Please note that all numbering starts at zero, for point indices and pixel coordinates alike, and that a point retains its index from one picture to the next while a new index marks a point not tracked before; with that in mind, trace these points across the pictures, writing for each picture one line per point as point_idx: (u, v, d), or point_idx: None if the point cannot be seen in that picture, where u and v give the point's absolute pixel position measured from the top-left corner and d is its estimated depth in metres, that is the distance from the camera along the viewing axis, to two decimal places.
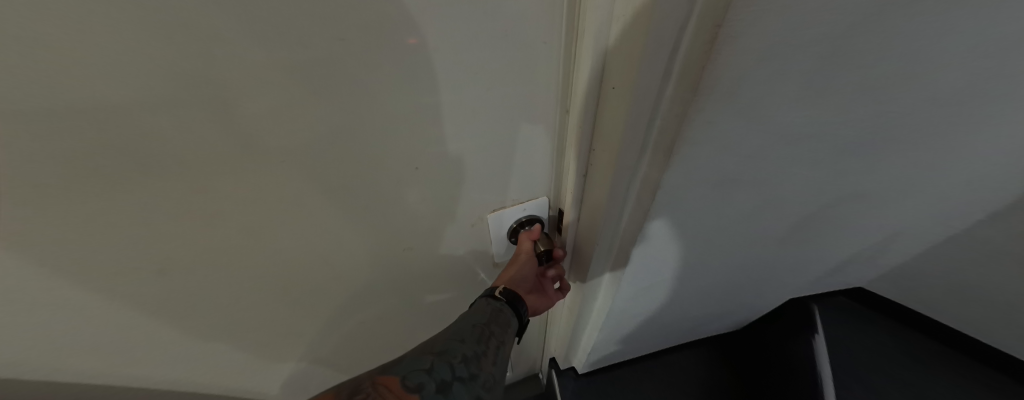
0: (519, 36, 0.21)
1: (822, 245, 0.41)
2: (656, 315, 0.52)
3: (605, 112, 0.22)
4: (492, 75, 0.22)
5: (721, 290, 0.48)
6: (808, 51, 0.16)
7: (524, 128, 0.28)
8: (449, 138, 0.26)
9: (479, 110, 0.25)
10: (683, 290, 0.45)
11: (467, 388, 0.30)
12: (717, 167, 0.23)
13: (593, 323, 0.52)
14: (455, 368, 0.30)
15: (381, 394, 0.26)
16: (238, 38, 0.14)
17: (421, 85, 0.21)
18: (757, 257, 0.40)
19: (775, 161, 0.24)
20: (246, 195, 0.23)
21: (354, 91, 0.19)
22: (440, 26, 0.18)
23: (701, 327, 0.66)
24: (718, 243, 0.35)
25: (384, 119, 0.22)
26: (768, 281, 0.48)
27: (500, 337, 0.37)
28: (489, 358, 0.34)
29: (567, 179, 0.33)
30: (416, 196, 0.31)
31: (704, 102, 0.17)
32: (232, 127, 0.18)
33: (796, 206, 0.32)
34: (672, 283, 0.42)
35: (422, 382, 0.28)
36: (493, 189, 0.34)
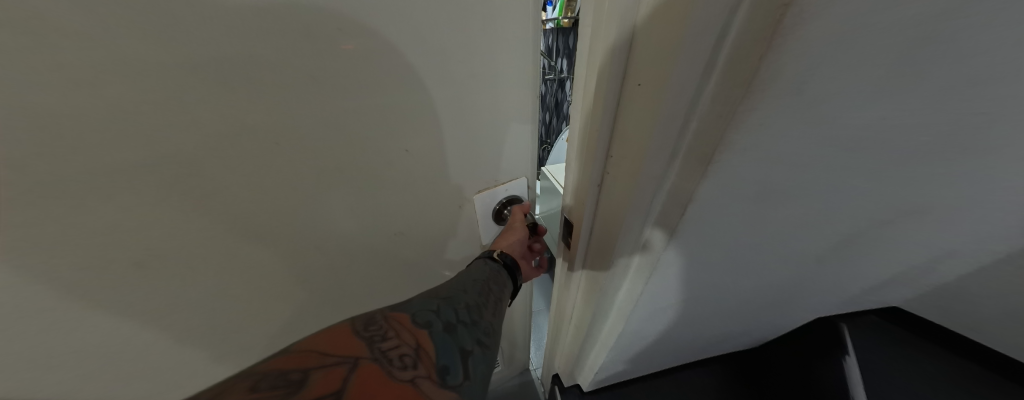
0: (484, 38, 0.26)
1: (861, 260, 0.37)
2: (671, 333, 0.49)
3: (626, 118, 0.19)
4: (466, 72, 0.28)
5: (744, 308, 0.44)
6: (910, 37, 0.11)
7: (499, 116, 0.34)
8: (437, 128, 0.31)
9: (460, 103, 0.30)
10: (703, 309, 0.41)
11: (470, 333, 0.33)
12: (761, 178, 0.19)
13: (602, 341, 0.48)
14: (458, 313, 0.34)
15: (395, 326, 0.28)
16: (264, 28, 0.19)
17: (407, 80, 0.26)
18: (788, 274, 0.37)
19: (827, 172, 0.21)
20: (255, 173, 0.26)
21: (350, 82, 0.24)
22: (415, 35, 0.24)
23: (719, 344, 0.62)
24: (747, 261, 0.31)
25: (374, 106, 0.27)
26: (797, 298, 0.44)
27: (496, 294, 0.42)
28: (488, 312, 0.38)
29: (572, 195, 0.30)
30: (407, 177, 0.34)
31: (756, 103, 0.13)
32: (255, 105, 0.23)
33: (838, 221, 0.28)
34: (691, 302, 0.38)
35: (431, 320, 0.31)
36: (482, 173, 0.39)
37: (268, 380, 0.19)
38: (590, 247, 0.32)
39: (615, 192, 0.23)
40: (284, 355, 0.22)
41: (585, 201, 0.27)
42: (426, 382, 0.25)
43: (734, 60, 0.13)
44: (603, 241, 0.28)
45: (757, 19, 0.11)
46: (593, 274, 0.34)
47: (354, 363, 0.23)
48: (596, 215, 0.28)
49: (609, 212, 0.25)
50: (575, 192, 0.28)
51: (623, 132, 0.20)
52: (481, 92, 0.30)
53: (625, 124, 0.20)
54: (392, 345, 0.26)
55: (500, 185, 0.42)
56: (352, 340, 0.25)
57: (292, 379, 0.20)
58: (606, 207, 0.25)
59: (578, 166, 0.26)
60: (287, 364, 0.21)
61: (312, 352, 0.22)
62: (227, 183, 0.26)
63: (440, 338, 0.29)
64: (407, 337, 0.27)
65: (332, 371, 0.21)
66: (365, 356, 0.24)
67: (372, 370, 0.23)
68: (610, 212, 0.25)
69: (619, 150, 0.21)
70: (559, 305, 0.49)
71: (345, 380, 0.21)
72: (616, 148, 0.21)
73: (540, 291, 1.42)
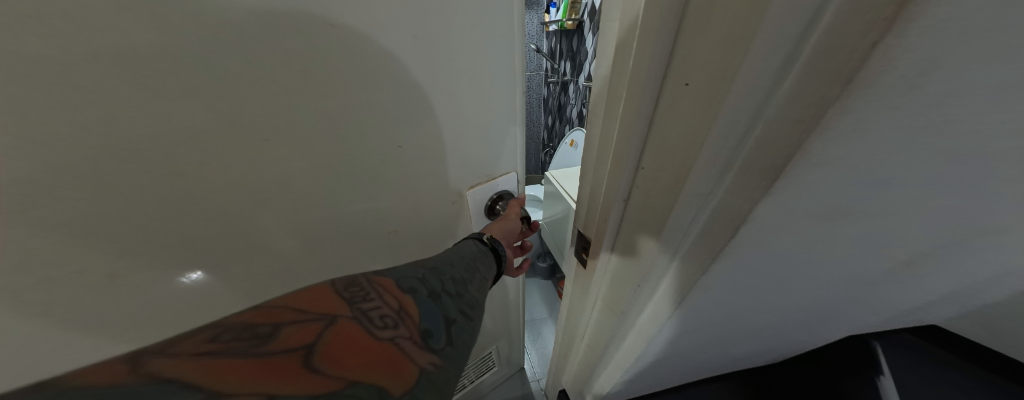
0: (466, 37, 0.29)
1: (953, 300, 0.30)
2: (689, 352, 0.45)
3: (666, 131, 0.17)
4: (451, 67, 0.30)
5: (778, 331, 0.39)
6: None
7: (484, 109, 0.36)
8: (429, 124, 0.33)
9: (448, 96, 0.32)
10: (729, 329, 0.37)
11: (455, 303, 0.33)
12: (839, 197, 0.15)
13: (615, 362, 0.44)
14: (444, 283, 0.34)
15: (376, 288, 0.29)
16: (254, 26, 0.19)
17: (398, 75, 0.27)
18: (839, 299, 0.32)
19: (948, 199, 0.15)
20: (252, 175, 0.25)
21: (348, 80, 0.25)
22: (405, 32, 0.25)
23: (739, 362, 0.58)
24: (796, 286, 0.27)
25: (367, 103, 0.27)
26: (838, 320, 0.39)
27: (485, 273, 0.41)
28: (476, 285, 0.38)
29: (592, 211, 0.27)
30: (403, 173, 0.35)
31: (854, 113, 0.10)
32: (246, 107, 0.22)
33: (939, 253, 0.22)
34: (717, 322, 0.34)
35: (413, 286, 0.31)
36: (473, 169, 0.42)
37: (237, 331, 0.19)
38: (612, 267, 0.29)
39: (648, 212, 0.20)
40: (259, 310, 0.22)
41: (609, 220, 0.24)
42: (406, 343, 0.26)
43: (821, 68, 0.10)
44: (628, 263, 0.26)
45: (859, 17, 0.09)
46: (616, 297, 0.31)
47: (331, 321, 0.23)
48: (621, 235, 0.25)
49: (637, 234, 0.23)
50: (597, 209, 0.25)
51: (660, 147, 0.17)
52: (471, 87, 0.33)
53: (664, 138, 0.17)
54: (373, 308, 0.26)
55: (491, 179, 0.45)
56: (331, 300, 0.25)
57: (263, 331, 0.20)
58: (633, 228, 0.23)
59: (601, 181, 0.23)
60: (262, 317, 0.21)
61: (288, 308, 0.23)
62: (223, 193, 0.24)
63: (423, 304, 0.30)
64: (387, 300, 0.28)
65: (307, 326, 0.22)
66: (343, 315, 0.24)
67: (349, 328, 0.23)
68: (640, 234, 0.22)
69: (655, 166, 0.18)
70: (572, 321, 0.46)
71: (320, 335, 0.22)
72: (650, 165, 0.19)
73: (541, 296, 1.40)
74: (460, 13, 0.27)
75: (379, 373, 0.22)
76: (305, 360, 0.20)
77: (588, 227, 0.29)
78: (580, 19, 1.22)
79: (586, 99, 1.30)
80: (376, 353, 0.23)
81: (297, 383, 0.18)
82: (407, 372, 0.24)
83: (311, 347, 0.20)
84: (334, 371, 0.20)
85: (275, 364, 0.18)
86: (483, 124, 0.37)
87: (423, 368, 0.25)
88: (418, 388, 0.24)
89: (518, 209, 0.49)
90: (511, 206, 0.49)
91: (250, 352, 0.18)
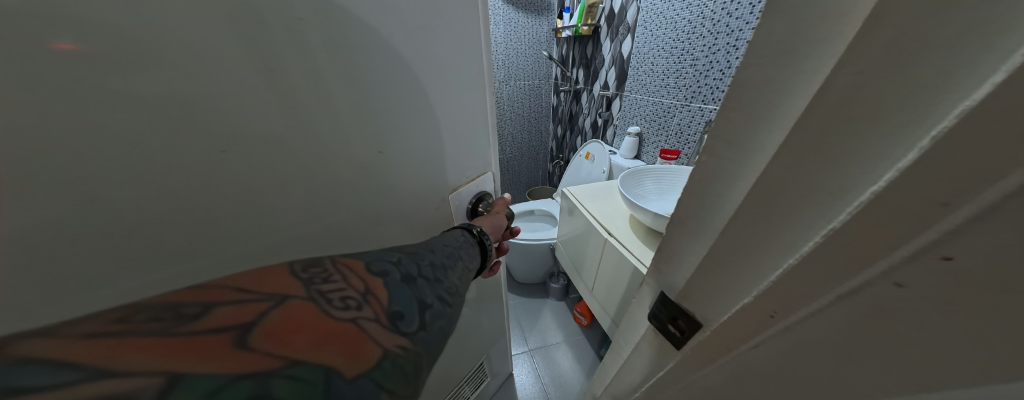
0: (453, 29, 0.29)
1: None
2: None
3: (1001, 187, 0.10)
4: (442, 62, 0.29)
5: None
6: None
7: (470, 103, 0.35)
8: (419, 123, 0.30)
9: (438, 91, 0.30)
10: None
11: (433, 286, 0.28)
12: None
13: None
14: (423, 267, 0.29)
15: (342, 269, 0.24)
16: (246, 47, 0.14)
17: (390, 63, 0.24)
18: None
19: None
20: (203, 193, 0.19)
21: (339, 73, 0.22)
22: (395, 20, 0.23)
23: None
24: None
25: (354, 103, 0.24)
26: None
27: (469, 264, 0.35)
28: (457, 272, 0.33)
29: (734, 272, 0.21)
30: (394, 182, 0.30)
31: None
32: (208, 119, 0.17)
33: None
34: None
35: (387, 270, 0.26)
36: (463, 169, 0.39)
37: (151, 311, 0.14)
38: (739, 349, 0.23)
39: None
40: (191, 290, 0.17)
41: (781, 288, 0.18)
42: (370, 324, 0.21)
43: None
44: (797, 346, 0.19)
45: None
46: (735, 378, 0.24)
47: (281, 301, 0.19)
48: (793, 321, 0.18)
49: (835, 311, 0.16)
50: (753, 272, 0.19)
51: None
52: (459, 81, 0.32)
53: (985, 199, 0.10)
54: (335, 288, 0.22)
55: (473, 180, 0.42)
56: (284, 281, 0.20)
57: (184, 312, 0.15)
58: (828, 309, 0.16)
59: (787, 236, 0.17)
60: (190, 298, 0.16)
61: (226, 286, 0.18)
62: (219, 216, 0.20)
63: (396, 286, 0.25)
64: (353, 281, 0.23)
65: (248, 306, 0.17)
66: (297, 295, 0.19)
67: (301, 309, 0.19)
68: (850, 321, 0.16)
69: (946, 248, 0.12)
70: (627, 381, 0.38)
71: (263, 315, 0.17)
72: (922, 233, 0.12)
73: (553, 319, 1.27)
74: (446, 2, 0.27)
75: (332, 352, 0.18)
76: (236, 342, 0.15)
77: (708, 290, 0.23)
78: (596, 24, 1.17)
79: (603, 107, 1.23)
80: (331, 333, 0.19)
81: (216, 365, 0.14)
82: (367, 353, 0.19)
83: (247, 327, 0.16)
84: (272, 350, 0.16)
85: (192, 346, 0.14)
86: (469, 121, 0.36)
87: (389, 351, 0.21)
88: (381, 372, 0.19)
89: (505, 209, 0.46)
90: (497, 206, 0.46)
91: (160, 333, 0.13)
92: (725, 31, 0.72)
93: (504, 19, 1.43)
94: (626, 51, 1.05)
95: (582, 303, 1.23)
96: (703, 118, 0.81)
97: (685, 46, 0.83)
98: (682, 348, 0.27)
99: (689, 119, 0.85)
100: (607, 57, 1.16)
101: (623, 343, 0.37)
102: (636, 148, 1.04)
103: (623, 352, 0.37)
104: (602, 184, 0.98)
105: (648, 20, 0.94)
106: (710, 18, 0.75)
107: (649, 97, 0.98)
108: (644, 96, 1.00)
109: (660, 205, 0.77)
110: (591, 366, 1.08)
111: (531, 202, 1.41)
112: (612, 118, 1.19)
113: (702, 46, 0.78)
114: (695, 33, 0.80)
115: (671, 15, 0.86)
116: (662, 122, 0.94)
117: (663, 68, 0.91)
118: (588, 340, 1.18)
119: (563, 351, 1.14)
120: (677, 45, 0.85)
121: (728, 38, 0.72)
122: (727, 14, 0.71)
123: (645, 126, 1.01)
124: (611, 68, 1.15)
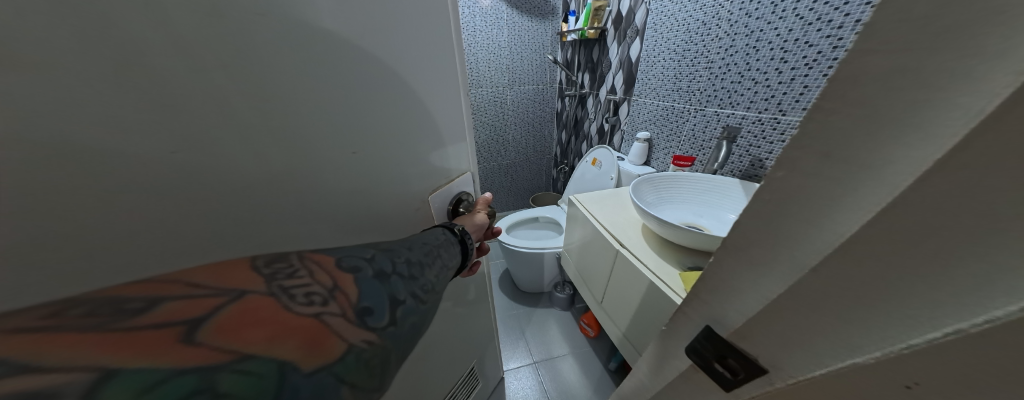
0: (436, 28, 0.29)
1: None
2: None
3: None
4: (424, 58, 0.28)
5: None
6: None
7: (449, 101, 0.34)
8: (401, 119, 0.28)
9: (420, 88, 0.29)
10: None
11: (408, 283, 0.27)
12: None
13: None
14: (399, 263, 0.28)
15: (308, 264, 0.22)
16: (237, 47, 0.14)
17: (377, 57, 0.24)
18: None
19: None
20: (177, 200, 0.17)
21: (323, 69, 0.21)
22: (380, 14, 0.23)
23: None
24: None
25: (335, 96, 0.22)
26: None
27: (448, 262, 0.34)
28: (435, 269, 0.31)
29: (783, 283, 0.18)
30: (371, 182, 0.28)
31: None
32: (185, 119, 0.16)
33: None
34: None
35: (360, 265, 0.25)
36: (444, 166, 0.37)
37: (85, 306, 0.12)
38: (791, 377, 0.19)
39: None
40: (133, 284, 0.15)
41: (847, 305, 0.15)
42: (336, 319, 0.20)
43: None
44: (859, 372, 0.16)
45: None
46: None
47: (239, 296, 0.17)
48: (857, 342, 0.16)
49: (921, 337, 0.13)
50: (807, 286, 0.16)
51: None
52: (440, 78, 0.31)
53: None
54: (299, 283, 0.20)
55: (452, 181, 0.40)
56: (243, 274, 0.18)
57: (125, 307, 0.13)
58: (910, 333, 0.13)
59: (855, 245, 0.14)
60: (129, 291, 0.14)
61: (175, 280, 0.16)
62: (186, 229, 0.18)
63: (368, 282, 0.24)
64: (319, 276, 0.21)
65: (200, 300, 0.15)
66: (258, 288, 0.18)
67: (262, 303, 0.17)
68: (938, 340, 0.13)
69: None
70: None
71: (217, 310, 0.15)
72: None
73: (557, 329, 1.22)
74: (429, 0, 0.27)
75: (290, 347, 0.16)
76: (183, 337, 0.14)
77: (747, 303, 0.20)
78: (603, 27, 1.15)
79: (610, 112, 1.20)
80: (291, 326, 0.17)
81: (155, 360, 0.12)
82: (330, 348, 0.18)
83: (197, 322, 0.14)
84: (223, 345, 0.14)
85: (131, 342, 0.12)
86: (448, 119, 0.35)
87: (353, 345, 0.20)
88: (343, 366, 0.18)
89: (486, 208, 0.45)
90: (479, 205, 0.45)
91: (94, 328, 0.11)
92: (743, 32, 0.68)
93: (508, 24, 1.43)
94: (634, 54, 1.02)
95: (588, 313, 1.18)
96: (719, 123, 0.77)
97: (698, 48, 0.80)
98: (729, 389, 0.24)
99: (703, 124, 0.81)
100: (614, 60, 1.13)
101: (654, 373, 0.33)
102: (646, 154, 1.00)
103: (653, 382, 0.34)
104: (610, 190, 0.95)
105: (658, 22, 0.91)
106: (727, 18, 0.71)
107: (660, 101, 0.94)
108: (654, 100, 0.97)
109: (673, 213, 0.73)
110: (599, 379, 1.03)
111: (536, 210, 1.37)
112: (619, 123, 1.15)
113: (718, 47, 0.75)
114: (710, 34, 0.76)
115: (684, 16, 0.82)
116: (674, 127, 0.90)
117: (675, 71, 0.88)
118: (595, 351, 1.13)
119: (569, 363, 1.09)
120: (690, 47, 0.82)
121: (747, 39, 0.68)
122: (746, 13, 0.67)
123: (655, 132, 0.98)
124: (619, 71, 1.12)
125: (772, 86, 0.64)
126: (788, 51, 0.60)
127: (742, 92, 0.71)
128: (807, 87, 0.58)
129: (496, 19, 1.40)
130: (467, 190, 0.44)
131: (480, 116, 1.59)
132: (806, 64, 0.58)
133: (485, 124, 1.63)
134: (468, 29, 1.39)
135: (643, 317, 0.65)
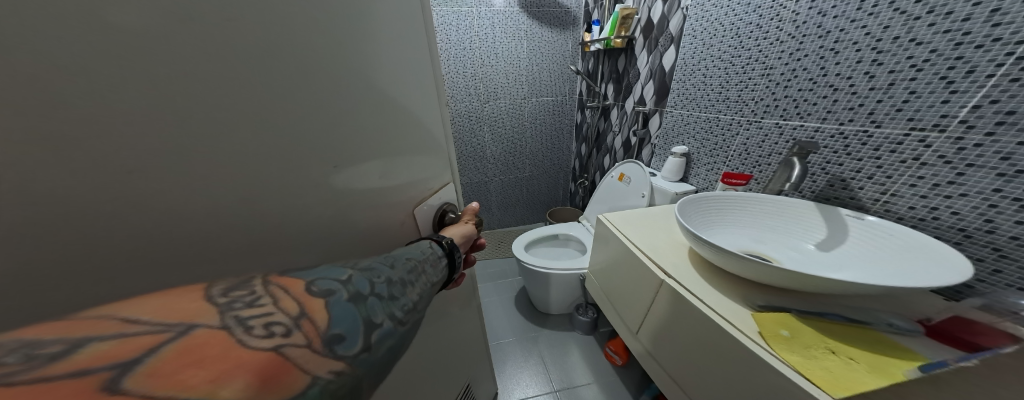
0: (414, 48, 0.32)
1: None
2: None
3: None
4: (407, 75, 0.31)
5: None
6: None
7: (429, 114, 0.36)
8: (380, 135, 0.29)
9: (403, 103, 0.31)
10: None
11: (386, 304, 0.25)
12: None
13: None
14: (377, 283, 0.26)
15: (271, 289, 0.20)
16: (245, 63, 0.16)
17: (360, 76, 0.26)
18: None
19: None
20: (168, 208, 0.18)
21: (313, 89, 0.23)
22: (361, 39, 0.25)
23: None
24: None
25: (326, 113, 0.24)
26: None
27: (432, 278, 0.32)
28: (417, 288, 0.30)
29: None
30: (358, 192, 0.29)
31: None
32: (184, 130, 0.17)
33: None
34: None
35: (333, 288, 0.23)
36: (422, 176, 0.38)
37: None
38: None
39: None
40: (62, 321, 0.14)
41: None
42: (297, 352, 0.18)
43: None
44: None
45: None
46: None
47: (185, 330, 0.15)
48: None
49: None
50: None
51: None
52: (418, 92, 0.34)
53: None
54: (257, 312, 0.18)
55: (434, 194, 0.41)
56: (193, 306, 0.17)
57: (37, 352, 0.11)
58: None
59: None
60: (52, 333, 0.13)
61: (112, 316, 0.15)
62: None
63: (340, 306, 0.22)
64: (284, 304, 0.20)
65: (133, 340, 0.14)
66: (208, 321, 0.16)
67: (208, 341, 0.15)
68: None
69: None
70: None
71: (154, 351, 0.14)
72: None
73: (579, 354, 1.12)
74: (404, 25, 0.30)
75: (239, 385, 0.14)
76: (108, 385, 0.12)
77: None
78: (631, 35, 1.10)
79: (638, 123, 1.12)
80: (241, 363, 0.15)
81: None
82: (287, 384, 0.16)
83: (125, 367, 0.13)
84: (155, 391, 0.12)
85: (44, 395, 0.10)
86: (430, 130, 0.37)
87: (318, 378, 0.18)
88: None
89: (472, 217, 0.44)
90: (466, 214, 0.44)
91: None
92: (816, 32, 0.58)
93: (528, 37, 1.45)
94: (666, 62, 0.95)
95: (615, 339, 1.07)
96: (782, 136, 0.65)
97: (751, 54, 0.70)
98: None
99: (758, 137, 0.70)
100: (643, 69, 1.07)
101: None
102: (682, 170, 0.90)
103: None
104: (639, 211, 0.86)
105: (697, 28, 0.83)
106: (791, 19, 0.61)
107: (699, 113, 0.85)
108: (693, 112, 0.87)
109: (728, 238, 0.61)
110: None
111: (555, 226, 1.31)
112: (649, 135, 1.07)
113: (777, 52, 0.65)
114: (768, 38, 0.66)
115: (732, 21, 0.73)
116: (719, 142, 0.80)
117: (720, 79, 0.78)
118: (624, 384, 0.99)
119: (592, 392, 0.98)
120: (741, 53, 0.72)
121: (821, 41, 0.57)
122: (819, 12, 0.57)
123: (693, 145, 0.88)
124: (649, 81, 1.05)
125: (861, 93, 0.52)
126: (883, 51, 0.49)
127: (812, 101, 0.59)
128: (915, 93, 0.45)
129: (516, 33, 1.43)
130: (448, 203, 0.44)
131: (503, 128, 1.61)
132: (913, 66, 0.45)
133: (508, 137, 1.64)
134: (489, 43, 1.43)
135: (705, 368, 0.49)
